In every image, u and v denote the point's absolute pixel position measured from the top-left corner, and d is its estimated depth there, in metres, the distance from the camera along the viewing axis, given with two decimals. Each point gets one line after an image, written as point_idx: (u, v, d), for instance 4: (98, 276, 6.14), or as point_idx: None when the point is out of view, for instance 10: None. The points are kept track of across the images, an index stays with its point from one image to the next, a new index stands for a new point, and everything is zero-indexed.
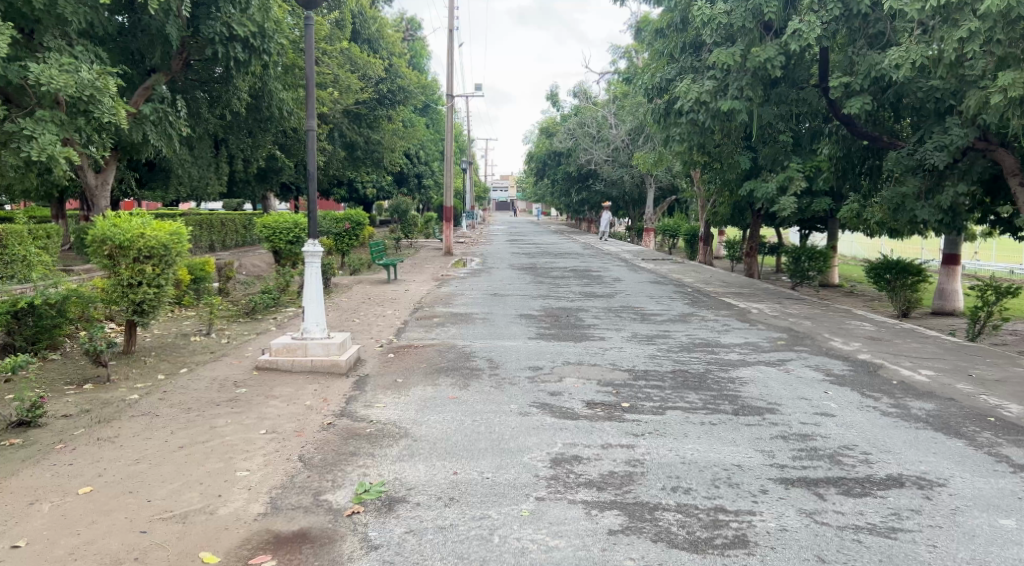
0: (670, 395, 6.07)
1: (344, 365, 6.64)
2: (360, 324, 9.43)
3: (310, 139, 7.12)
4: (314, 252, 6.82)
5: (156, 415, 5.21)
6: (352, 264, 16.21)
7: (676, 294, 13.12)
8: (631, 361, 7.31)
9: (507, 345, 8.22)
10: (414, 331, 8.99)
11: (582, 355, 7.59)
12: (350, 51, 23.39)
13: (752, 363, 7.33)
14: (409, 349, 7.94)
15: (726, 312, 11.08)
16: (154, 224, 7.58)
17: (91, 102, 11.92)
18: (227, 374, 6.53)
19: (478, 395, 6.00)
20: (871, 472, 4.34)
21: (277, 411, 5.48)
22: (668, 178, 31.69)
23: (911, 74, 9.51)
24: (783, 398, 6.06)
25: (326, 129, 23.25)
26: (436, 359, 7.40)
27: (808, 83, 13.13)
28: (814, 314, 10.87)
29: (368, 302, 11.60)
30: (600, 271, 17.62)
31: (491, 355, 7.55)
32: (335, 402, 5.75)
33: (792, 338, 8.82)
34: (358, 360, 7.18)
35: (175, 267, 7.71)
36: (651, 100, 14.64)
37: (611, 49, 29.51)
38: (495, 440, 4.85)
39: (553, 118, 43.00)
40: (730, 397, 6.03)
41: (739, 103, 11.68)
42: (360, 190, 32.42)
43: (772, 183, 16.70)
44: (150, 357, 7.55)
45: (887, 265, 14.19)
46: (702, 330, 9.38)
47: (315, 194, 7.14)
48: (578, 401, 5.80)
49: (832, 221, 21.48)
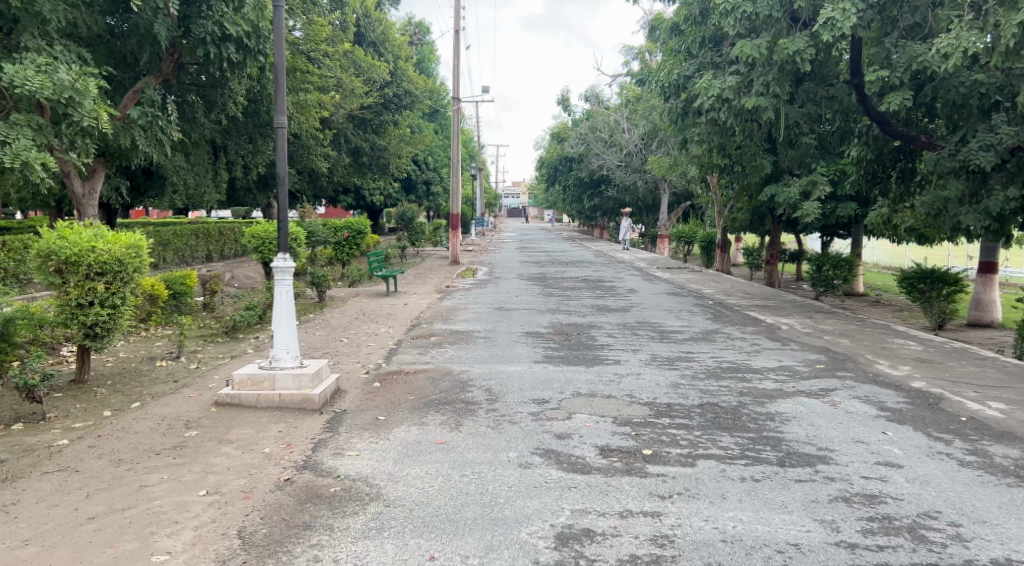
0: (699, 438, 5.11)
1: (317, 401, 5.74)
2: (348, 345, 8.50)
3: (279, 137, 6.21)
4: (285, 268, 5.94)
5: (77, 470, 4.32)
6: (348, 275, 15.25)
7: (696, 308, 12.11)
8: (651, 393, 6.34)
9: (510, 371, 7.26)
10: (408, 354, 8.06)
11: (594, 384, 6.62)
12: (354, 54, 22.64)
13: (791, 395, 6.35)
14: (398, 377, 7.00)
15: (753, 328, 10.09)
16: (108, 236, 6.70)
17: (70, 105, 11.09)
18: (181, 411, 5.62)
19: (471, 438, 5.06)
20: (970, 557, 3.39)
21: (227, 463, 4.59)
22: (683, 183, 30.74)
23: (961, 64, 8.51)
24: (835, 441, 5.07)
25: (329, 135, 22.43)
26: (426, 389, 6.47)
27: (839, 78, 12.08)
28: (851, 332, 9.85)
29: (361, 318, 10.68)
30: (614, 282, 16.64)
31: (491, 384, 6.62)
32: (300, 449, 4.85)
33: (832, 361, 7.82)
34: (336, 391, 6.27)
35: (134, 285, 6.84)
36: (667, 98, 13.70)
37: (624, 50, 28.70)
38: (486, 506, 3.91)
39: (564, 124, 42.04)
40: (773, 440, 5.07)
41: (766, 100, 10.66)
42: (367, 198, 31.58)
43: (794, 188, 16.48)
44: (104, 387, 6.67)
45: (921, 274, 13.11)
46: (729, 351, 8.39)
47: (285, 199, 6.24)
48: (590, 448, 4.85)
49: (857, 227, 20.49)
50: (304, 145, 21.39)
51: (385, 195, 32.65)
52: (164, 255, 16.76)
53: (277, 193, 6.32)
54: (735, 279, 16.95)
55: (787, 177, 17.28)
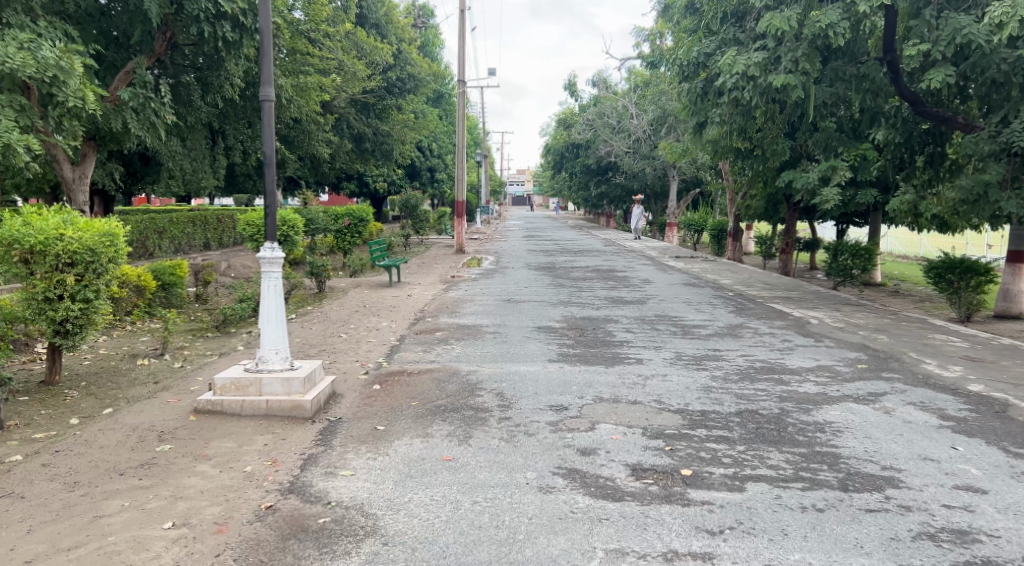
0: (743, 454, 4.47)
1: (308, 408, 5.12)
2: (346, 341, 7.85)
3: (266, 110, 5.39)
4: (273, 259, 5.31)
5: (25, 495, 3.71)
6: (349, 265, 14.59)
7: (717, 300, 11.46)
8: (681, 398, 5.71)
9: (523, 371, 6.62)
10: (411, 351, 7.43)
11: (617, 387, 5.98)
12: (356, 35, 21.79)
13: (837, 400, 5.70)
14: (400, 378, 6.36)
15: (781, 322, 9.43)
16: (79, 221, 6.05)
17: (54, 85, 10.22)
18: (156, 418, 4.97)
19: (483, 453, 4.44)
20: None
21: (201, 484, 3.96)
22: (694, 169, 30.16)
23: (1021, 32, 7.79)
24: (899, 458, 4.42)
25: (331, 119, 21.76)
26: (431, 394, 5.84)
27: (870, 54, 11.33)
28: (887, 327, 9.16)
29: (362, 311, 10.03)
30: (626, 272, 15.98)
31: (503, 387, 6.00)
32: (286, 468, 4.22)
33: (874, 359, 7.17)
34: (331, 395, 5.64)
35: (109, 277, 6.19)
36: (685, 78, 12.98)
37: (634, 32, 27.89)
38: (505, 548, 3.29)
39: (571, 109, 41.16)
40: (829, 456, 4.42)
41: (795, 77, 9.94)
42: (369, 184, 30.79)
43: (813, 173, 15.85)
44: (76, 389, 6.04)
45: (949, 264, 12.37)
46: (759, 348, 7.75)
47: (272, 183, 5.46)
48: (621, 467, 4.22)
49: (875, 215, 19.80)
50: (305, 130, 20.69)
51: (389, 182, 31.92)
52: (160, 243, 16.20)
53: (264, 175, 5.55)
54: (751, 269, 16.26)
55: (806, 163, 16.56)
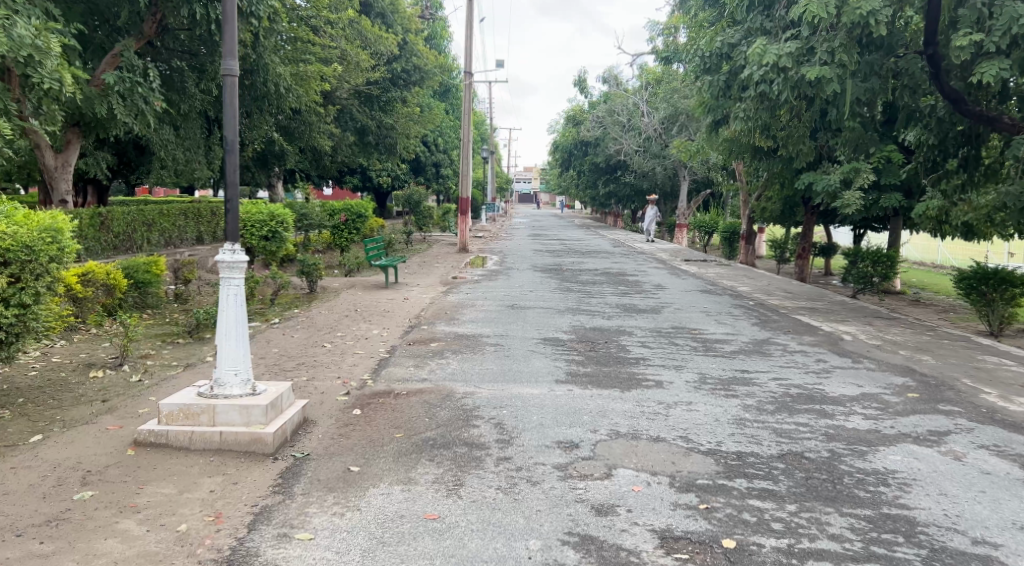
0: (797, 516, 3.65)
1: (270, 443, 4.29)
2: (329, 353, 7.02)
3: (228, 86, 4.51)
4: (235, 265, 4.50)
5: None
6: (345, 263, 13.72)
7: (737, 310, 10.59)
8: (712, 435, 4.87)
9: (525, 395, 5.78)
10: (400, 367, 6.58)
11: (635, 419, 5.14)
12: (359, 24, 20.89)
13: (894, 441, 4.86)
14: (385, 402, 5.51)
15: (812, 338, 8.56)
16: (14, 214, 5.22)
17: (27, 65, 9.01)
18: (86, 453, 4.15)
19: (475, 510, 3.63)
20: None
21: (119, 552, 3.16)
22: (706, 169, 29.25)
23: None
24: (991, 528, 3.58)
25: (332, 110, 20.90)
26: (419, 423, 5.01)
27: (908, 48, 10.45)
28: (930, 345, 8.28)
29: (352, 316, 9.19)
30: (637, 276, 15.13)
31: (502, 416, 5.16)
32: (231, 528, 3.41)
33: (925, 387, 6.32)
34: (302, 422, 4.82)
35: (49, 278, 5.35)
36: (708, 70, 12.09)
37: (648, 25, 26.98)
38: None
39: (581, 106, 40.26)
40: (903, 523, 3.59)
41: (830, 69, 9.08)
42: (373, 178, 29.99)
43: (835, 176, 14.99)
44: (7, 408, 5.18)
45: (983, 275, 10.94)
46: (792, 371, 6.89)
47: (234, 173, 4.57)
48: (646, 536, 3.40)
49: (896, 219, 18.89)
50: (306, 121, 19.85)
51: (393, 177, 31.11)
52: (149, 236, 15.42)
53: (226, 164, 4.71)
54: (771, 276, 15.38)
55: (827, 164, 15.66)
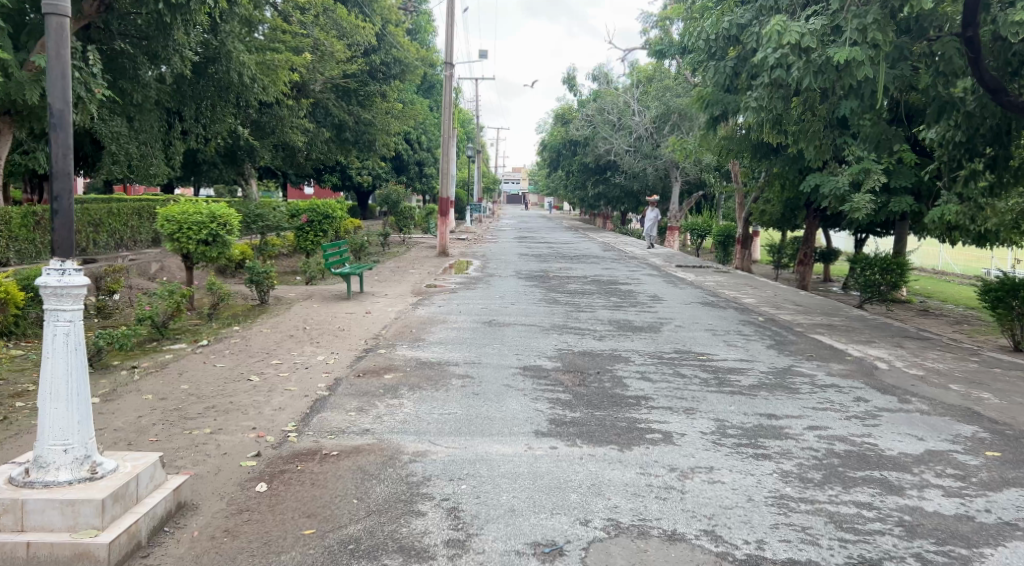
0: None
1: (104, 559, 2.89)
2: (253, 391, 5.58)
3: (52, 28, 3.13)
4: (65, 291, 3.11)
5: None
6: (306, 270, 12.25)
7: (747, 329, 9.26)
8: (748, 527, 3.51)
9: (493, 455, 4.39)
10: (336, 412, 5.16)
11: (643, 499, 3.78)
12: (334, 12, 19.31)
13: (998, 534, 3.54)
14: (304, 469, 4.09)
15: (841, 367, 7.23)
16: None
17: None
18: None
19: None
20: None
21: None
22: (698, 169, 27.90)
23: None
24: None
25: (305, 104, 19.38)
26: (343, 508, 3.59)
27: (946, 30, 9.09)
28: (982, 377, 6.95)
29: (297, 336, 7.76)
30: (631, 285, 13.77)
31: (458, 495, 3.77)
32: None
33: (1003, 440, 4.98)
34: (172, 511, 3.41)
35: None
36: (713, 56, 10.71)
37: (641, 18, 25.56)
38: None
39: (570, 105, 38.93)
40: None
41: (861, 50, 7.75)
42: (352, 177, 28.53)
43: (844, 177, 13.68)
44: None
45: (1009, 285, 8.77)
46: (831, 414, 5.53)
47: (65, 159, 3.18)
48: None
49: (902, 224, 17.65)
50: (277, 114, 18.44)
51: (372, 176, 29.55)
52: None
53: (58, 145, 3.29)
54: (776, 285, 14.03)
55: (835, 164, 14.37)
